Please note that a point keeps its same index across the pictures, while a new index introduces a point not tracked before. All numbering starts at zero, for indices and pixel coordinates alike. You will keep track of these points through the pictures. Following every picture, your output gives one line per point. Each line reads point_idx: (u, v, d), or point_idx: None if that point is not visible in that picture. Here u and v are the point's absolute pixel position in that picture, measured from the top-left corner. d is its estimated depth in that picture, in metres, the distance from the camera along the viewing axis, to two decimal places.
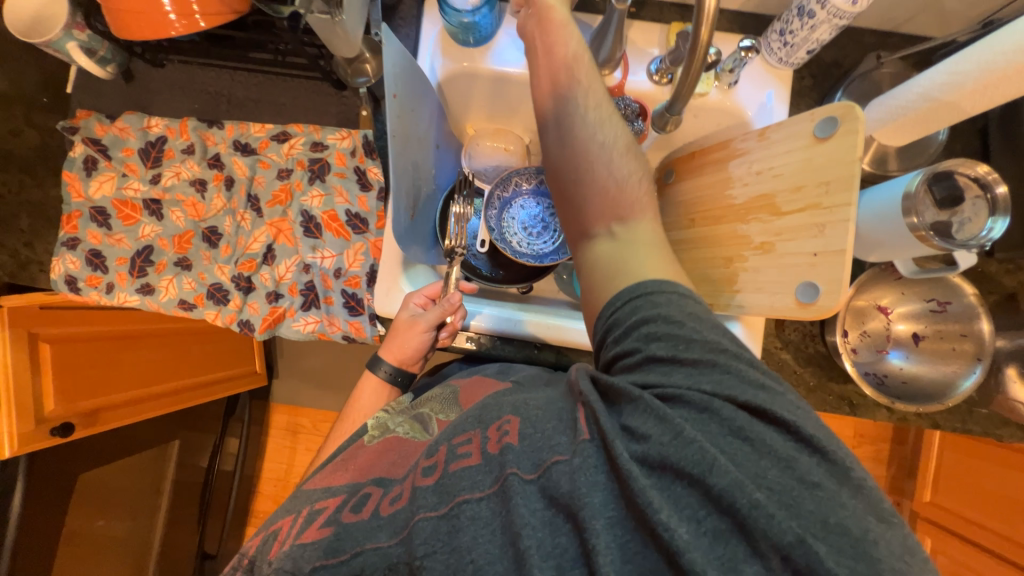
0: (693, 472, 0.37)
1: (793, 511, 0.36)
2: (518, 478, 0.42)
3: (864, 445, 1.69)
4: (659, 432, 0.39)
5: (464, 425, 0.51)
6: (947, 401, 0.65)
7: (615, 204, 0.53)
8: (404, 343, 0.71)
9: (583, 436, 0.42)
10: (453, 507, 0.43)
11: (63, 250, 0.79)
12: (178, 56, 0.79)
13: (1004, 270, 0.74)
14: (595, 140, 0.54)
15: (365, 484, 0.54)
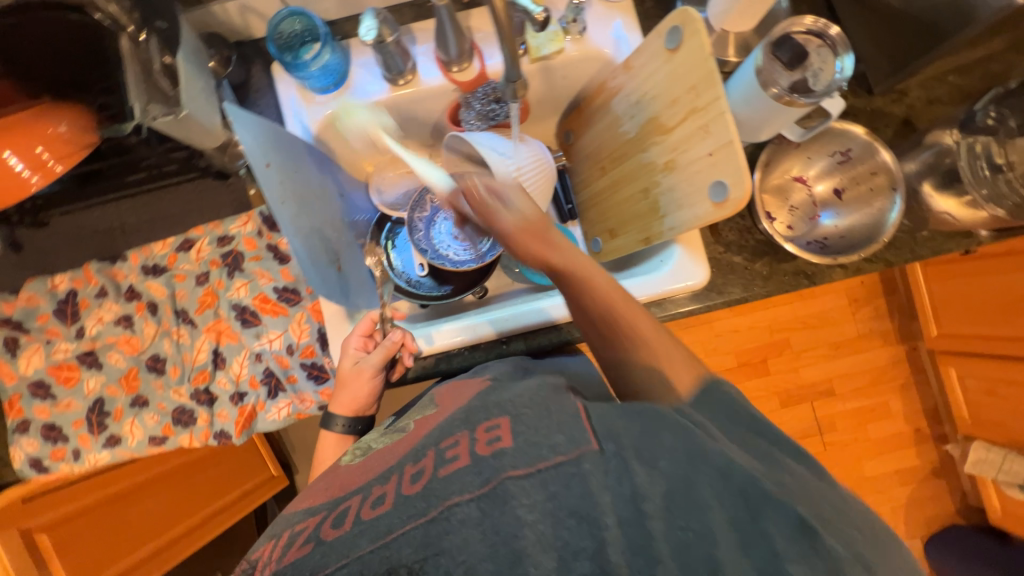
0: (708, 473, 0.42)
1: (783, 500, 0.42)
2: (512, 478, 0.42)
3: (862, 308, 1.75)
4: (674, 449, 0.43)
5: (449, 427, 0.50)
6: (882, 238, 0.67)
7: (656, 366, 0.56)
8: (356, 393, 0.74)
9: (590, 446, 0.43)
10: (444, 510, 0.42)
11: (18, 436, 0.77)
12: (60, 208, 0.76)
13: (888, 101, 0.79)
14: (619, 321, 0.58)
15: (344, 497, 0.51)
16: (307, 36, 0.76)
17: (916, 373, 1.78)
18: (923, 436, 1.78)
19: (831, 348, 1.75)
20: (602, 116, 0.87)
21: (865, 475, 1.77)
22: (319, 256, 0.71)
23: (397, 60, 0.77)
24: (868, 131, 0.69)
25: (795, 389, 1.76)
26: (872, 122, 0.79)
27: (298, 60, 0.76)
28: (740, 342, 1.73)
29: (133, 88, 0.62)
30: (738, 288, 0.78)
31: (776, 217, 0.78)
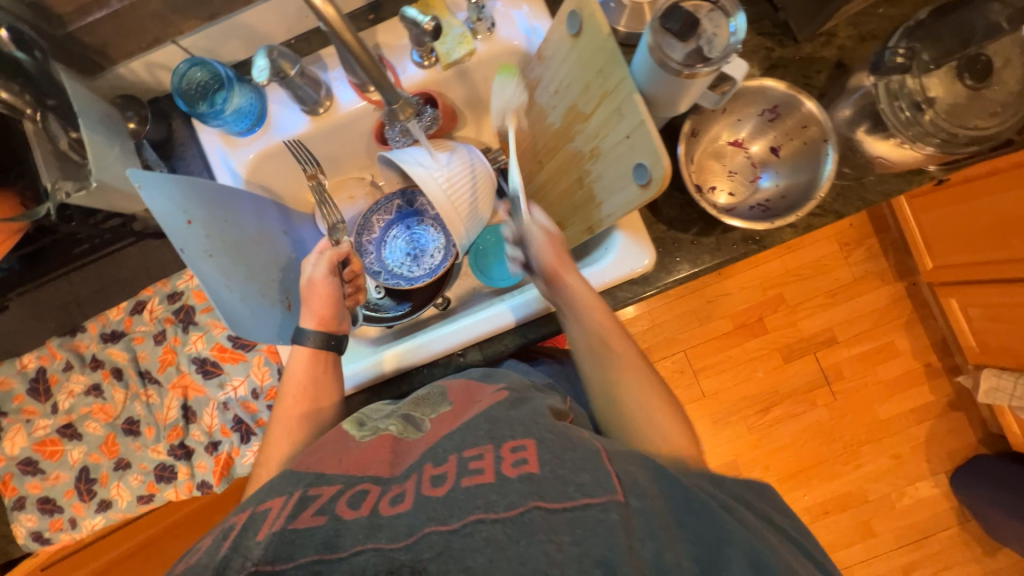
0: (728, 541, 0.38)
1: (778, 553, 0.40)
2: (540, 508, 0.39)
3: (854, 251, 1.66)
4: (695, 512, 0.40)
5: (473, 437, 0.47)
6: (818, 194, 0.64)
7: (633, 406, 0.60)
8: (319, 301, 0.70)
9: (614, 495, 0.40)
10: (468, 524, 0.39)
11: (16, 514, 0.80)
12: (19, 288, 0.75)
13: (818, 45, 0.75)
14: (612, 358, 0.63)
15: (361, 480, 0.46)
16: (213, 82, 0.76)
17: (920, 309, 1.67)
18: (935, 371, 1.66)
19: (826, 297, 1.66)
20: (528, 110, 0.85)
21: (879, 418, 1.65)
22: (255, 300, 0.72)
23: (307, 90, 0.76)
24: (787, 84, 0.66)
25: (795, 342, 1.66)
26: (804, 71, 0.75)
27: (212, 107, 0.76)
28: (732, 304, 1.66)
29: (44, 169, 0.64)
30: (688, 264, 0.76)
31: (717, 187, 0.77)
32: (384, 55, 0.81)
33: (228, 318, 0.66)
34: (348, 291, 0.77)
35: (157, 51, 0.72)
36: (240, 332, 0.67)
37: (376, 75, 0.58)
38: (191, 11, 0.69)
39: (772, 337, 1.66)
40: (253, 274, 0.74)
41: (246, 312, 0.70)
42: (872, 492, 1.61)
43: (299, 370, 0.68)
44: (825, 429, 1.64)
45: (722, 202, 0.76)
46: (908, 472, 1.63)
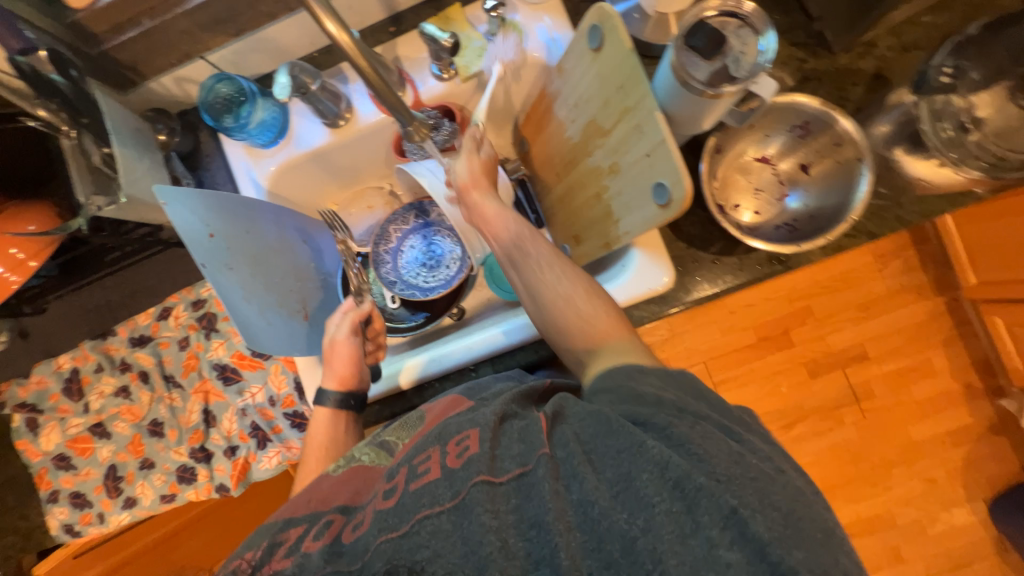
0: (654, 470, 0.38)
1: (708, 466, 0.39)
2: (485, 485, 0.41)
3: (889, 263, 1.57)
4: (621, 442, 0.40)
5: (421, 444, 0.49)
6: (849, 218, 0.60)
7: (586, 338, 0.57)
8: (341, 361, 0.73)
9: (542, 450, 0.41)
10: (413, 524, 0.41)
11: (50, 506, 0.85)
12: (54, 292, 0.79)
13: (856, 55, 0.71)
14: (559, 296, 0.59)
15: (325, 512, 0.49)
16: (237, 96, 0.77)
17: (960, 326, 1.58)
18: (975, 392, 1.57)
19: (857, 311, 1.58)
20: (546, 122, 0.83)
21: (912, 441, 1.56)
22: (274, 311, 0.74)
23: (328, 104, 0.77)
24: (821, 100, 0.62)
25: (824, 357, 1.59)
26: (840, 83, 0.71)
27: (237, 120, 0.77)
28: (756, 315, 1.60)
29: (77, 183, 0.66)
30: (708, 284, 0.74)
31: (740, 205, 0.73)
32: (404, 68, 0.81)
33: (246, 331, 0.67)
34: (371, 347, 0.79)
35: (185, 66, 0.75)
36: (258, 345, 0.69)
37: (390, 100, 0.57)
38: (217, 27, 0.70)
39: (798, 350, 1.59)
40: (272, 284, 0.75)
41: (265, 323, 0.71)
42: (903, 515, 1.53)
43: (320, 430, 0.69)
44: (854, 448, 1.57)
45: (747, 221, 0.72)
46: (942, 496, 1.54)
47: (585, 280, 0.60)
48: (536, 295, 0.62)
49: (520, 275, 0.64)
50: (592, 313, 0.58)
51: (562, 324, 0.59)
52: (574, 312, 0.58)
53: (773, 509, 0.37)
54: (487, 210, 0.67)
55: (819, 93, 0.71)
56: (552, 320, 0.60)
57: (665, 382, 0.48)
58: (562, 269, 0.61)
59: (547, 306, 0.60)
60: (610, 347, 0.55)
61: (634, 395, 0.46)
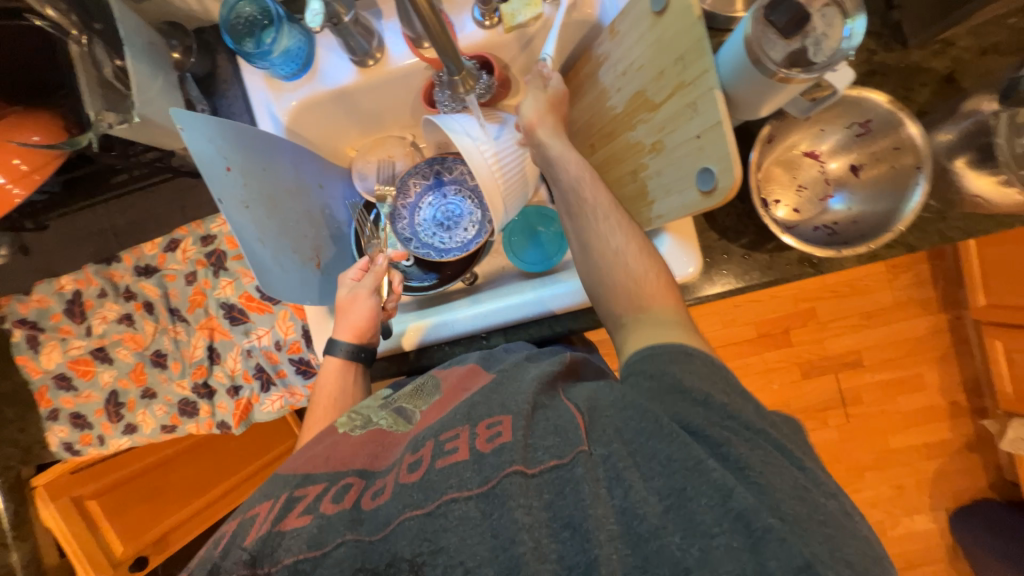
0: (714, 496, 0.39)
1: (773, 504, 0.38)
2: (520, 475, 0.43)
3: (902, 275, 1.56)
4: (680, 457, 0.41)
5: (451, 421, 0.51)
6: (896, 227, 0.58)
7: (634, 295, 0.56)
8: (355, 317, 0.72)
9: (580, 447, 0.43)
10: (441, 504, 0.43)
11: (50, 423, 0.86)
12: (56, 211, 0.76)
13: (929, 54, 0.66)
14: (611, 246, 0.58)
15: (345, 474, 0.51)
16: (261, 19, 0.71)
17: (958, 345, 1.58)
18: (960, 410, 1.60)
19: (861, 318, 1.58)
20: (587, 87, 0.78)
21: (890, 448, 1.61)
22: (288, 256, 0.71)
23: (359, 40, 0.71)
24: (892, 100, 0.58)
25: (819, 360, 1.61)
26: (906, 82, 0.67)
27: (259, 46, 0.71)
28: (761, 312, 1.60)
29: (87, 96, 0.59)
30: (733, 279, 0.72)
31: (779, 200, 0.71)
32: (443, 9, 0.75)
33: (261, 273, 0.65)
34: (389, 305, 0.77)
35: None
36: (271, 290, 0.66)
37: (438, 38, 0.56)
38: None
39: (797, 351, 1.60)
40: (287, 228, 0.73)
41: (280, 266, 0.69)
42: (868, 516, 1.60)
43: (330, 379, 0.71)
44: (834, 449, 1.62)
45: (781, 217, 0.70)
46: (909, 503, 1.61)
47: (639, 237, 0.59)
48: (586, 247, 0.61)
49: (572, 224, 0.63)
50: (644, 276, 0.57)
51: (610, 282, 0.58)
52: (624, 270, 0.57)
53: (845, 564, 0.36)
54: (550, 152, 0.66)
55: (883, 90, 0.67)
56: (601, 278, 0.59)
57: (710, 375, 0.47)
58: (617, 220, 0.60)
59: (596, 262, 0.59)
60: (655, 308, 0.55)
61: (689, 395, 0.45)
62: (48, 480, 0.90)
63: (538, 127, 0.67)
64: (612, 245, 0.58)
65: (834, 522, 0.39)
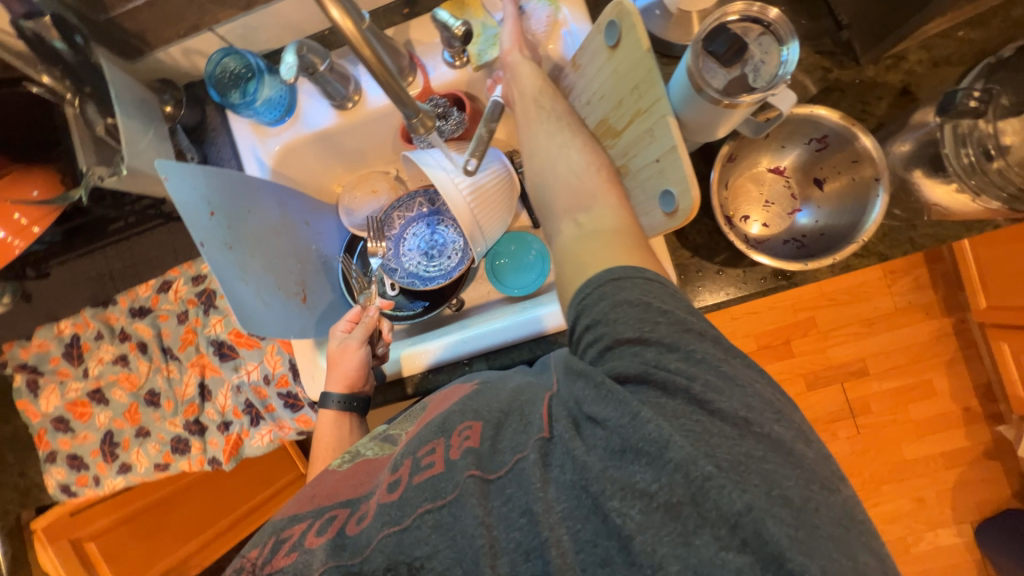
0: (651, 450, 0.39)
1: (710, 452, 0.38)
2: (476, 480, 0.43)
3: (898, 280, 1.53)
4: (617, 414, 0.41)
5: (424, 436, 0.51)
6: (860, 238, 0.59)
7: (579, 196, 0.59)
8: (345, 368, 0.74)
9: (539, 434, 0.44)
10: (415, 518, 0.44)
11: (49, 465, 0.87)
12: (59, 258, 0.80)
13: (883, 68, 0.68)
14: (556, 142, 0.63)
15: (329, 507, 0.52)
16: (245, 72, 0.76)
17: (964, 349, 1.54)
18: (974, 416, 1.54)
19: (862, 326, 1.56)
20: None
21: (904, 459, 1.54)
22: (272, 293, 0.73)
23: (336, 86, 0.76)
24: (842, 115, 0.60)
25: (822, 370, 1.57)
26: (862, 96, 0.68)
27: (244, 97, 0.76)
28: (758, 323, 1.59)
29: (81, 154, 0.66)
30: (709, 295, 0.73)
31: (750, 216, 0.73)
32: (416, 52, 0.79)
33: (240, 312, 0.67)
34: (382, 352, 0.76)
35: (192, 37, 0.73)
36: (254, 328, 0.68)
37: (394, 91, 0.56)
38: (229, 0, 0.69)
39: (799, 361, 1.58)
40: (271, 266, 0.75)
41: (261, 289, 0.72)
42: (887, 533, 1.53)
43: (326, 431, 0.74)
44: (845, 462, 1.56)
45: (754, 232, 0.72)
46: (929, 515, 1.53)
47: (585, 136, 0.63)
48: (533, 150, 0.64)
49: (524, 128, 0.67)
50: (586, 170, 0.60)
51: (553, 177, 0.61)
52: (566, 162, 0.61)
53: (783, 504, 0.36)
54: (518, 65, 0.69)
55: (841, 106, 0.69)
56: (544, 172, 0.62)
57: (640, 301, 0.46)
58: (568, 122, 0.65)
59: (543, 159, 0.63)
60: (594, 201, 0.58)
61: (624, 346, 0.45)
62: (49, 521, 0.93)
63: (515, 51, 0.70)
64: (556, 139, 0.62)
65: (769, 446, 0.39)
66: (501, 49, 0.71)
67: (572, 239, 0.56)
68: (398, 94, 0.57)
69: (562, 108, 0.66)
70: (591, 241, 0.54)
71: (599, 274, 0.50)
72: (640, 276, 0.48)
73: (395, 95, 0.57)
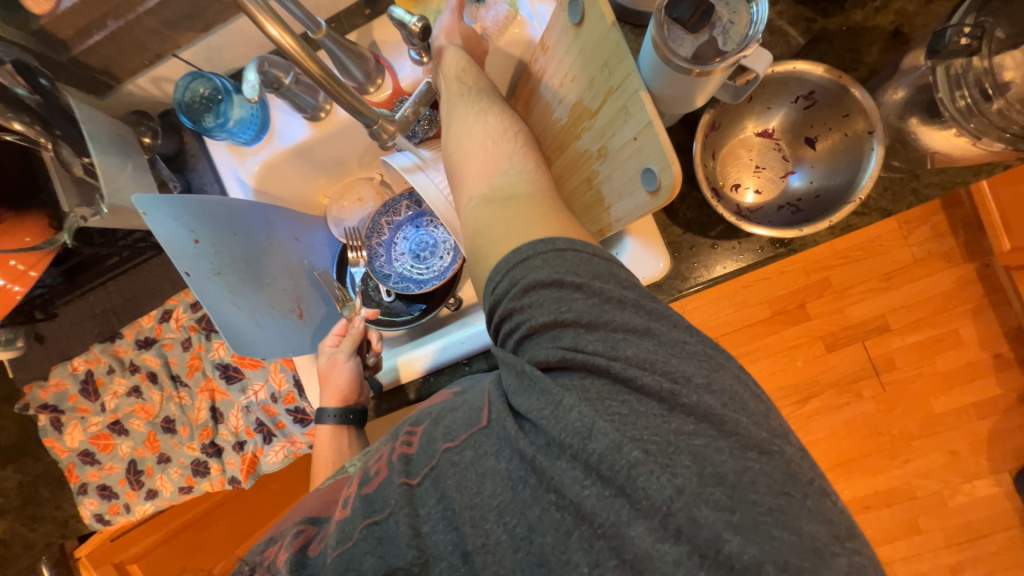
0: (575, 441, 0.39)
1: (637, 437, 0.38)
2: (403, 487, 0.45)
3: (915, 229, 1.45)
4: (541, 406, 0.41)
5: (380, 445, 0.52)
6: (858, 196, 0.55)
7: (494, 161, 0.59)
8: (336, 381, 0.76)
9: (480, 424, 0.45)
10: (363, 530, 0.44)
11: (82, 497, 0.91)
12: (64, 299, 0.82)
13: (870, 12, 0.63)
14: (473, 108, 0.63)
15: (299, 523, 0.51)
16: (215, 95, 0.76)
17: (993, 295, 1.45)
18: (1005, 362, 1.46)
19: (879, 280, 1.48)
20: (530, 110, 0.76)
21: (934, 412, 1.48)
22: (266, 313, 0.74)
23: (305, 97, 0.74)
24: (827, 68, 0.56)
25: (841, 330, 1.50)
26: (851, 45, 0.64)
27: (218, 119, 0.76)
28: (772, 288, 1.51)
29: (64, 194, 0.68)
30: (706, 269, 0.70)
31: (741, 183, 0.71)
32: (382, 54, 0.77)
33: (233, 336, 0.67)
34: (372, 362, 0.78)
35: (159, 65, 0.73)
36: (246, 349, 0.68)
37: (345, 95, 0.55)
38: (187, 24, 0.69)
39: (816, 323, 1.50)
40: (263, 287, 0.76)
41: (248, 303, 0.72)
42: (920, 488, 1.46)
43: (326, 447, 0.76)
44: (872, 422, 1.50)
45: (748, 201, 0.70)
46: (963, 468, 1.46)
47: (502, 106, 0.64)
48: (450, 118, 0.64)
49: (444, 105, 0.66)
50: (502, 136, 0.61)
51: (469, 145, 0.61)
52: (483, 126, 0.62)
53: (742, 512, 0.35)
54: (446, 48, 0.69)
55: (829, 56, 0.64)
56: (461, 140, 0.62)
57: (553, 275, 0.45)
58: (487, 95, 0.65)
59: (459, 126, 0.63)
60: (510, 163, 0.58)
61: (542, 331, 0.44)
62: (91, 549, 1.00)
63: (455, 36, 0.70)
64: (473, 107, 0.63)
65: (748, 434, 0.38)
66: (443, 32, 0.70)
67: (485, 202, 0.56)
68: (352, 106, 0.56)
69: (484, 84, 0.66)
70: (500, 204, 0.55)
71: (509, 253, 0.50)
72: (548, 249, 0.47)
73: (350, 107, 0.56)
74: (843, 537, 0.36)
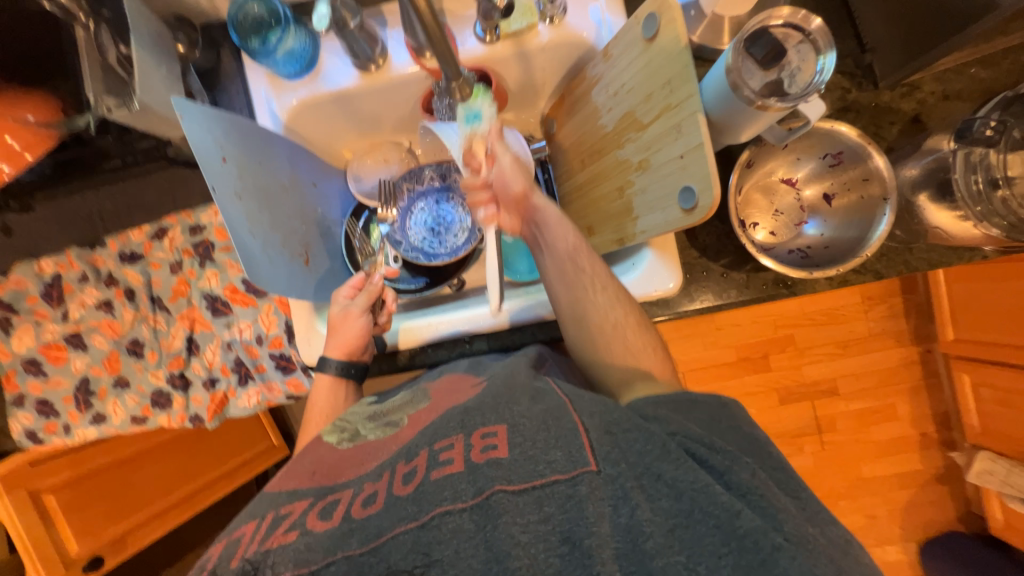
0: (721, 515, 0.39)
1: (776, 524, 0.39)
2: (502, 493, 0.41)
3: (876, 306, 1.57)
4: (690, 479, 0.40)
5: (444, 428, 0.49)
6: (863, 253, 0.61)
7: (621, 347, 0.61)
8: (346, 334, 0.72)
9: (589, 467, 0.41)
10: (434, 516, 0.41)
11: (15, 410, 0.84)
12: (46, 192, 0.75)
13: (899, 94, 0.70)
14: (588, 284, 0.63)
15: (335, 489, 0.48)
16: (268, 18, 0.72)
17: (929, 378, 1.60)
18: (930, 441, 1.60)
19: (838, 347, 1.59)
20: (583, 105, 0.79)
21: (863, 477, 1.59)
22: (277, 251, 0.71)
23: (363, 45, 0.74)
24: (860, 133, 0.62)
25: (796, 386, 1.60)
26: (876, 120, 0.70)
27: (265, 44, 0.73)
28: (743, 335, 1.59)
29: (88, 80, 0.63)
30: (711, 296, 0.74)
31: (758, 223, 0.76)
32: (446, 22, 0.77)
33: (250, 265, 0.64)
34: (382, 321, 0.75)
35: None
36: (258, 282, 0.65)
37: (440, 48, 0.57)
38: None
39: (775, 375, 1.60)
40: (277, 223, 0.72)
41: (260, 233, 0.68)
42: None
43: (321, 398, 0.71)
44: (808, 475, 1.60)
45: (762, 239, 0.75)
46: (879, 532, 1.59)
47: (617, 285, 0.64)
48: (570, 298, 0.63)
49: (554, 274, 0.64)
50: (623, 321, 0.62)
51: (592, 324, 0.62)
52: (601, 308, 0.62)
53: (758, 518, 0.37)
54: (547, 213, 0.65)
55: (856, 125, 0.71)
56: (585, 314, 0.62)
57: (708, 420, 0.49)
58: (596, 272, 0.63)
59: (581, 301, 0.63)
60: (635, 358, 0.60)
61: (691, 434, 0.45)
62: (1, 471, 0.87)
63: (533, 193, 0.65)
64: (592, 288, 0.62)
65: None
66: (483, 139, 0.68)
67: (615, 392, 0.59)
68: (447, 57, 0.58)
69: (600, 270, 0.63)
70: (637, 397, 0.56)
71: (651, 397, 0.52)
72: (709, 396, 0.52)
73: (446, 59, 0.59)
74: (820, 539, 0.40)
